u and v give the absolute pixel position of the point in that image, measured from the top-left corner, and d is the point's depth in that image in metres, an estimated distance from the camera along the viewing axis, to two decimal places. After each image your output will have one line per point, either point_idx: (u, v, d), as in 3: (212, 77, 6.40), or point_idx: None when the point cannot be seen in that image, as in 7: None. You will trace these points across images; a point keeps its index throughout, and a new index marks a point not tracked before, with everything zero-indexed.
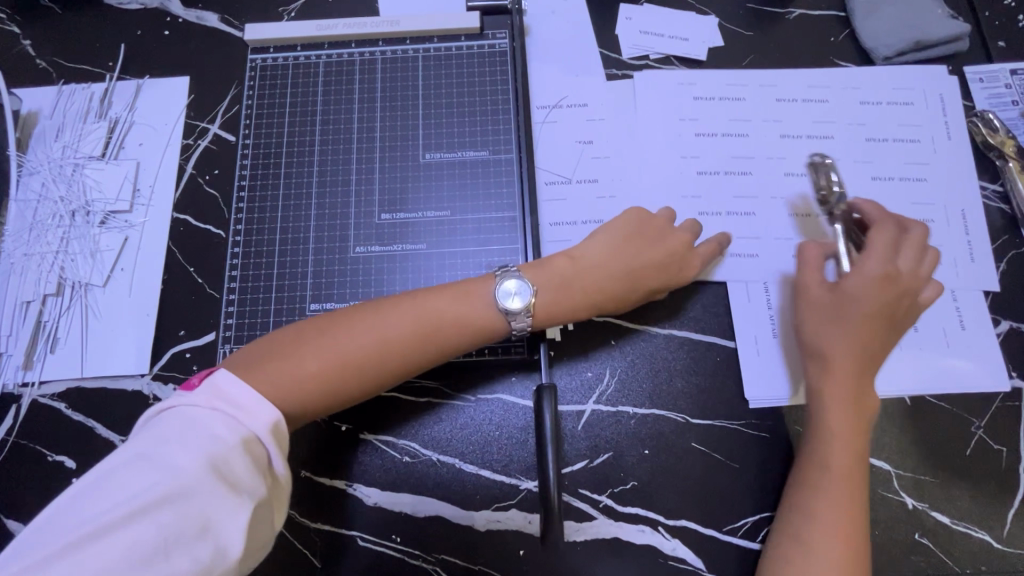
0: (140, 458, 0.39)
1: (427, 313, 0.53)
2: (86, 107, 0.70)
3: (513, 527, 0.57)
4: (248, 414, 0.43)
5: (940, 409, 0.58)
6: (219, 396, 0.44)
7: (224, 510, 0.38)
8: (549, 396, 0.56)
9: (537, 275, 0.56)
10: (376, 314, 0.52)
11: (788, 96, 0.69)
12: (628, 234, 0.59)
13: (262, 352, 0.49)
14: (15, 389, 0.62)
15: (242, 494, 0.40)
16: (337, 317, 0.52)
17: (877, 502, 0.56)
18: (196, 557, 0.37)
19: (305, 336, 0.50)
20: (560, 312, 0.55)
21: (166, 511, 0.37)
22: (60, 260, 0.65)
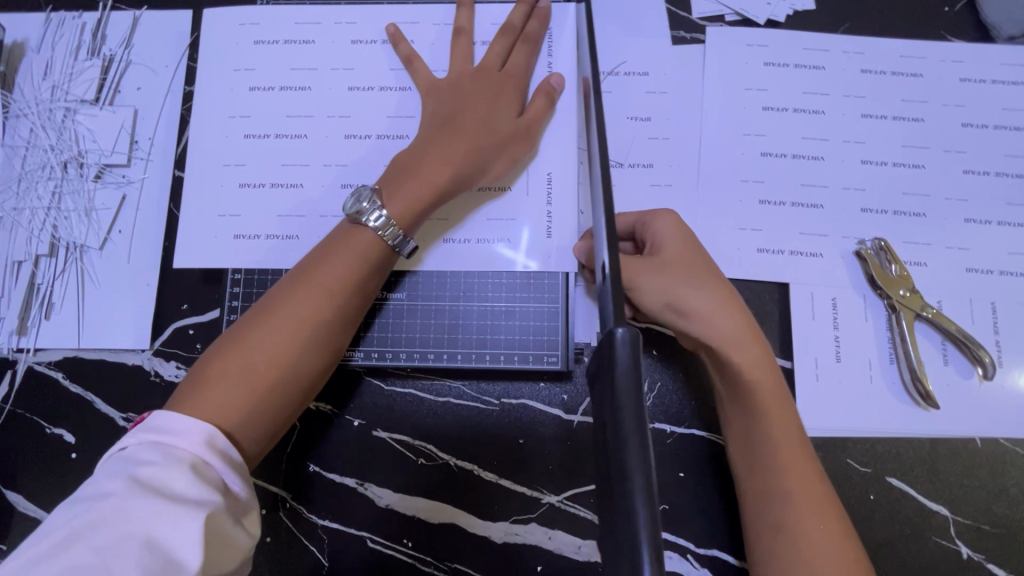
0: (81, 495, 0.37)
1: (307, 288, 0.47)
2: (76, 40, 0.62)
3: (531, 542, 0.53)
4: (181, 438, 0.39)
5: (1014, 455, 0.53)
6: (149, 425, 0.40)
7: (164, 522, 0.35)
8: (635, 354, 0.29)
9: (402, 192, 0.49)
10: (253, 336, 0.45)
11: (887, 76, 0.58)
12: (479, 111, 0.52)
13: (235, 364, 0.44)
14: (9, 355, 0.58)
15: (190, 505, 0.36)
16: (266, 352, 0.44)
17: (928, 549, 0.51)
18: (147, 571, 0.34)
19: (225, 358, 0.44)
20: (438, 186, 0.49)
21: (102, 530, 0.34)
22: (53, 217, 0.59)
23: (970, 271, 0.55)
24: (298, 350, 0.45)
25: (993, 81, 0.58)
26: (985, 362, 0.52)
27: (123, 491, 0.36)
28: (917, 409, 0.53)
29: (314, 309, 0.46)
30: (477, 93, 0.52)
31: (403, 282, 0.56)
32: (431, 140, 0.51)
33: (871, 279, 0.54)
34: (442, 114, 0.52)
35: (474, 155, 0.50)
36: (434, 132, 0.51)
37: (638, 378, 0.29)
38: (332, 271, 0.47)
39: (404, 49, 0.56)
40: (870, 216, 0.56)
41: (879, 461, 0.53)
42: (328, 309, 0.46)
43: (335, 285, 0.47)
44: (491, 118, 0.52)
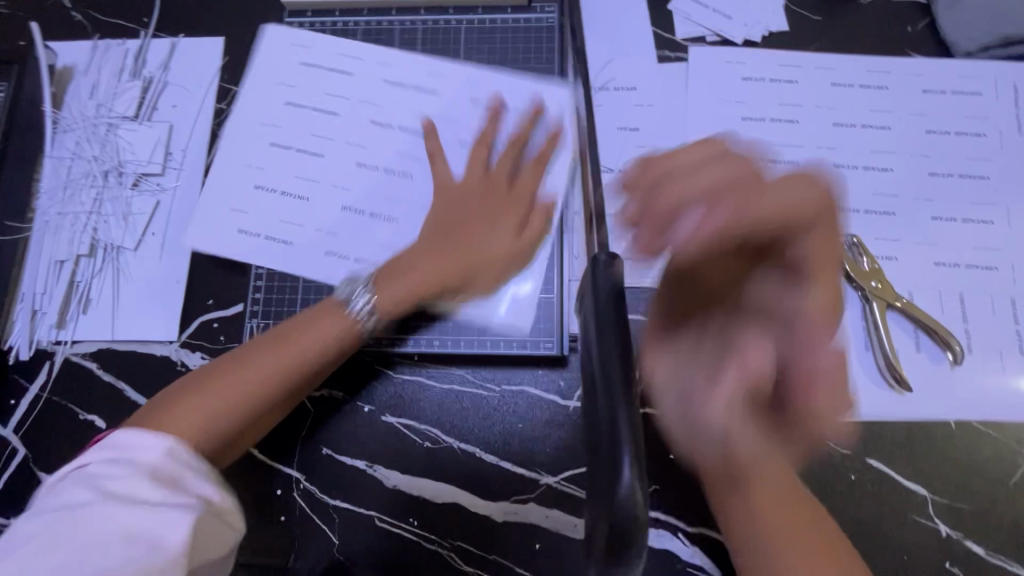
0: (50, 507, 0.38)
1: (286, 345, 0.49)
2: (120, 64, 0.69)
3: (530, 521, 0.56)
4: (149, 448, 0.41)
5: (988, 436, 0.56)
6: (105, 444, 0.42)
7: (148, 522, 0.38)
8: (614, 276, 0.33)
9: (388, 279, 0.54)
10: (223, 381, 0.47)
11: (855, 88, 0.64)
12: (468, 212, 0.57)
13: (197, 405, 0.45)
14: (48, 347, 0.63)
15: (171, 499, 0.39)
16: (230, 400, 0.46)
17: (907, 527, 0.54)
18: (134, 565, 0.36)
19: (193, 396, 0.46)
20: (420, 283, 0.53)
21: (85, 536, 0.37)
22: (93, 221, 0.65)
23: (938, 264, 0.59)
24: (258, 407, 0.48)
25: (953, 92, 0.63)
26: (954, 347, 0.55)
27: (99, 497, 0.38)
28: (893, 393, 0.56)
29: (286, 371, 0.49)
30: (488, 185, 0.58)
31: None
32: (430, 240, 0.56)
33: (845, 272, 0.59)
34: (445, 217, 0.57)
35: (458, 250, 0.55)
36: (439, 231, 0.56)
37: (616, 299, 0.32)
38: (313, 336, 0.50)
39: (431, 144, 0.61)
40: (842, 213, 0.60)
41: (859, 443, 0.56)
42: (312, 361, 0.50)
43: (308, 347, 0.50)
44: (478, 223, 0.56)
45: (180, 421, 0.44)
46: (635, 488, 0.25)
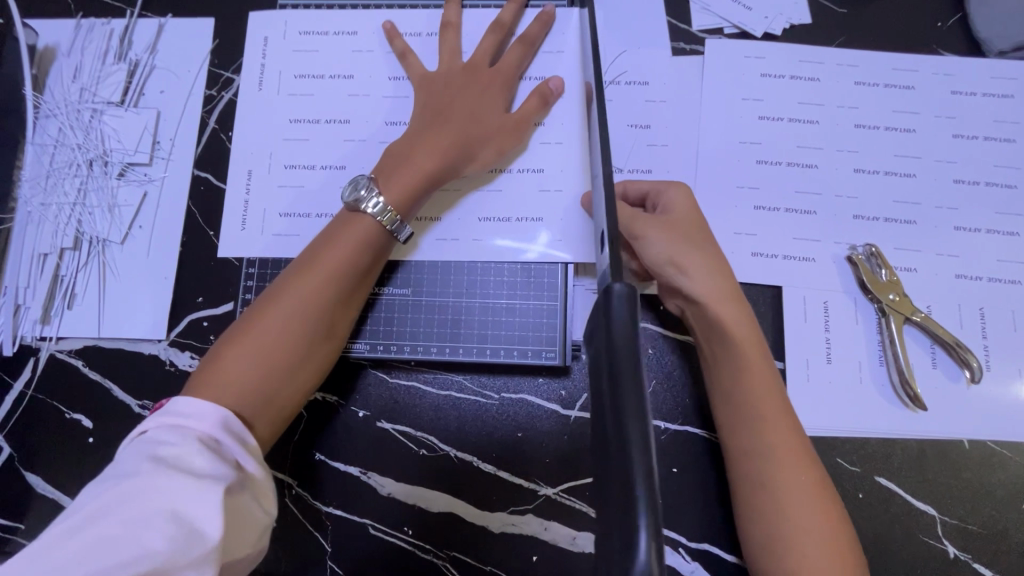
0: (105, 479, 0.39)
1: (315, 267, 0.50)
2: (104, 46, 0.65)
3: (528, 532, 0.55)
4: (195, 419, 0.42)
5: (1001, 457, 0.54)
6: (166, 410, 0.43)
7: (187, 496, 0.38)
8: (632, 311, 0.29)
9: (395, 171, 0.53)
10: (275, 307, 0.48)
11: (879, 88, 0.60)
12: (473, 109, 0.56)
13: (261, 338, 0.47)
14: (32, 343, 0.61)
15: (208, 480, 0.39)
16: (285, 325, 0.47)
17: (914, 547, 0.53)
18: (170, 541, 0.36)
19: (251, 329, 0.47)
20: (423, 181, 0.53)
21: (127, 507, 0.37)
22: (77, 213, 0.62)
23: (960, 277, 0.56)
24: (309, 326, 0.48)
25: (982, 94, 0.60)
26: (972, 365, 0.53)
27: (147, 468, 0.38)
28: (906, 410, 0.54)
29: (323, 287, 0.49)
30: (465, 86, 0.57)
31: (407, 279, 0.58)
32: (429, 125, 0.55)
33: (862, 284, 0.56)
34: (436, 101, 0.56)
35: (464, 145, 0.54)
36: (429, 118, 0.55)
37: (634, 334, 0.29)
38: (336, 253, 0.50)
39: (399, 44, 0.61)
40: (860, 220, 0.58)
41: (868, 461, 0.54)
42: (348, 270, 0.50)
43: (337, 263, 0.50)
44: (479, 111, 0.56)
45: (404, 179, 0.52)
46: (652, 563, 0.23)
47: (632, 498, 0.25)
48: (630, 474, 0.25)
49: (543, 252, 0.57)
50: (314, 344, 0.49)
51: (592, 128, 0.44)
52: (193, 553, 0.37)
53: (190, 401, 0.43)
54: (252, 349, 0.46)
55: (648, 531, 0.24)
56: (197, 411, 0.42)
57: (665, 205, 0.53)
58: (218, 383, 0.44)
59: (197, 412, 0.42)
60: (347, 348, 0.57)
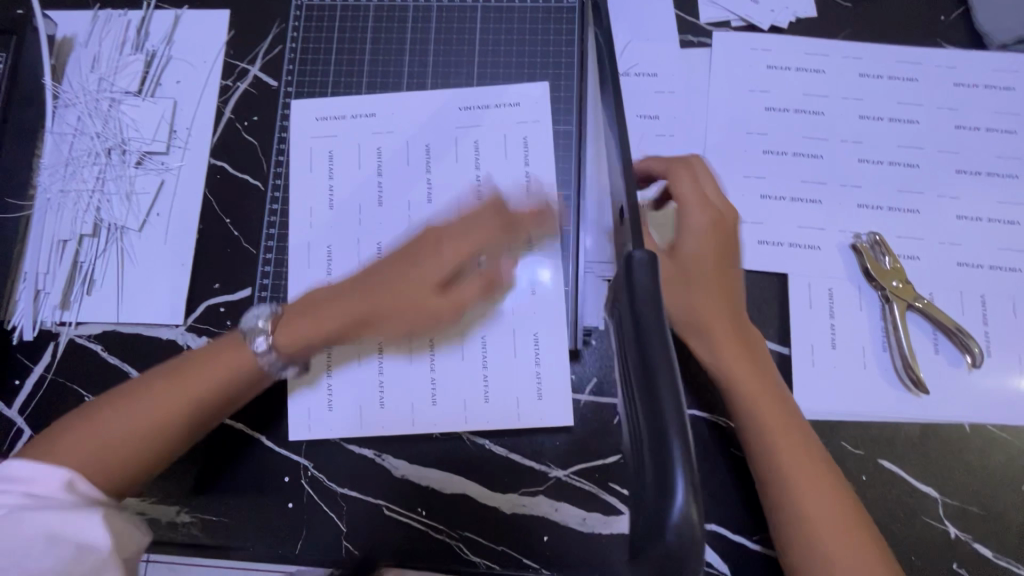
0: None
1: (231, 347, 0.49)
2: (122, 37, 0.66)
3: (539, 513, 0.56)
4: (37, 476, 0.40)
5: (1000, 440, 0.55)
6: (7, 476, 0.40)
7: (66, 519, 0.39)
8: (654, 275, 0.30)
9: None
10: (187, 379, 0.46)
11: (884, 81, 0.61)
12: None
13: (157, 407, 0.45)
14: (51, 327, 0.62)
15: (79, 502, 0.40)
16: (186, 401, 0.46)
17: (916, 527, 0.54)
18: (57, 558, 0.38)
19: (152, 395, 0.45)
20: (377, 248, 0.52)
21: (8, 535, 0.37)
22: (96, 200, 0.63)
23: (961, 265, 0.57)
24: (218, 407, 0.48)
25: (985, 86, 0.61)
26: (973, 350, 0.55)
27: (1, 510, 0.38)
28: (909, 395, 0.56)
29: (228, 369, 0.48)
30: None
31: None
32: None
33: (865, 271, 0.57)
34: None
35: None
36: None
37: (657, 301, 0.29)
38: (262, 319, 0.50)
39: None
40: (864, 208, 0.59)
41: (871, 444, 0.55)
42: (273, 352, 0.50)
43: (260, 338, 0.50)
44: None
45: None
46: (691, 508, 0.24)
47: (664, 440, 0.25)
48: (663, 421, 0.26)
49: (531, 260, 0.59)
50: (204, 422, 0.47)
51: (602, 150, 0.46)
52: (89, 561, 0.38)
53: (33, 466, 0.41)
54: (160, 403, 0.45)
55: (686, 480, 0.24)
56: (35, 474, 0.40)
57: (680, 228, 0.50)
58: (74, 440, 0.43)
59: (35, 475, 0.40)
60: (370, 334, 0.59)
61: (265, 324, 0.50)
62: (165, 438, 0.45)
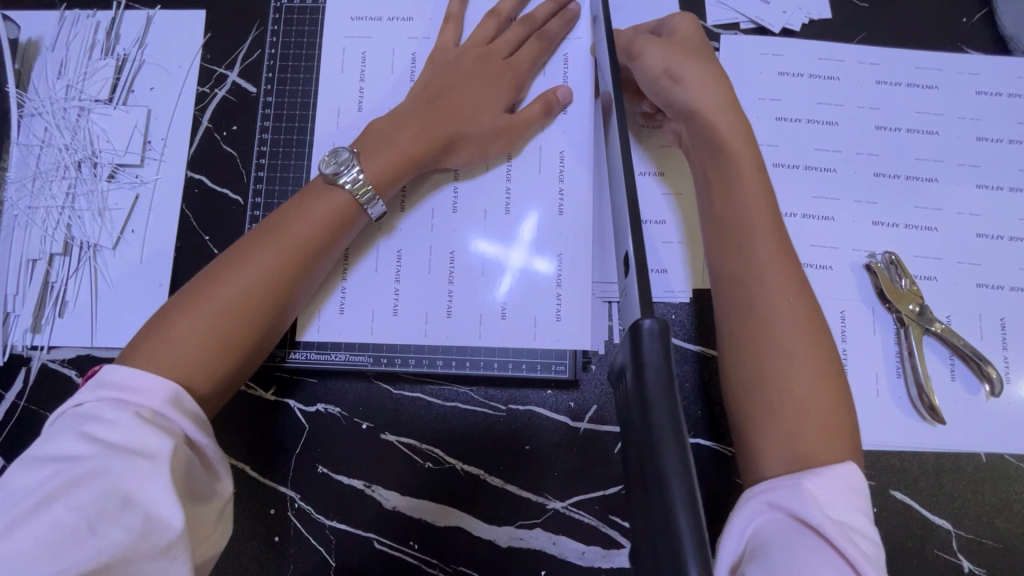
0: (37, 457, 0.36)
1: (281, 232, 0.47)
2: (90, 39, 0.62)
3: (536, 546, 0.54)
4: (142, 392, 0.38)
5: (1017, 468, 0.53)
6: (104, 382, 0.39)
7: (143, 480, 0.35)
8: (665, 347, 0.29)
9: (377, 145, 0.51)
10: (241, 263, 0.45)
11: (902, 88, 0.58)
12: (467, 98, 0.54)
13: (223, 309, 0.43)
14: (23, 352, 0.59)
15: (163, 459, 0.36)
16: (250, 298, 0.44)
17: (929, 561, 0.52)
18: (128, 529, 0.34)
19: (216, 287, 0.44)
20: (402, 171, 0.51)
21: (87, 488, 0.34)
22: (66, 216, 0.60)
23: (980, 286, 0.55)
24: (277, 290, 0.46)
25: (1008, 95, 0.57)
26: (992, 377, 0.52)
27: (93, 452, 0.35)
28: (923, 423, 0.53)
29: (283, 262, 0.46)
30: (472, 75, 0.54)
31: (405, 279, 0.54)
32: (421, 108, 0.53)
33: (879, 291, 0.55)
34: (434, 87, 0.54)
35: (451, 135, 0.52)
36: (422, 100, 0.53)
37: (667, 373, 0.29)
38: (303, 227, 0.47)
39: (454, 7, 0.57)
40: (878, 224, 0.56)
41: (883, 473, 0.53)
42: (332, 226, 0.48)
43: (309, 234, 0.47)
44: (474, 104, 0.53)
45: (388, 154, 0.51)
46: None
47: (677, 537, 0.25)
48: (676, 516, 0.25)
49: (524, 261, 0.54)
50: (264, 307, 0.45)
51: (611, 139, 0.43)
52: (155, 539, 0.34)
53: (125, 372, 0.39)
54: (268, 266, 0.45)
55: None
56: (145, 385, 0.39)
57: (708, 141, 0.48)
58: (179, 344, 0.41)
59: (139, 385, 0.39)
60: (330, 359, 0.56)
61: (315, 215, 0.48)
62: (260, 315, 0.45)
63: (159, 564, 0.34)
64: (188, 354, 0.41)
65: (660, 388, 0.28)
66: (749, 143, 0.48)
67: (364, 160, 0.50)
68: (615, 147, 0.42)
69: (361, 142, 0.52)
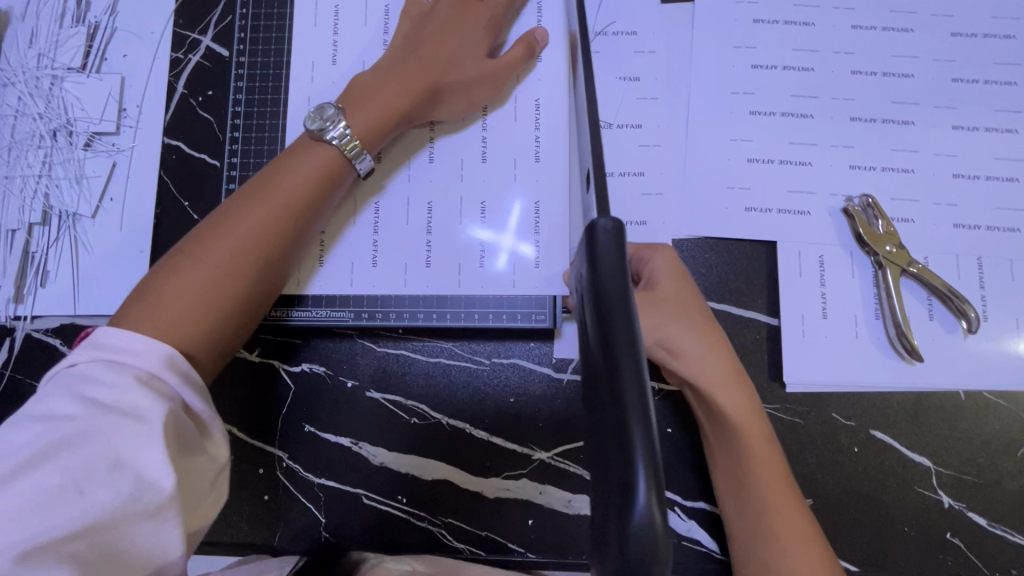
0: (27, 413, 0.35)
1: (269, 190, 0.46)
2: (61, 7, 0.62)
3: (523, 497, 0.55)
4: (134, 354, 0.38)
5: (995, 405, 0.54)
6: (97, 344, 0.38)
7: (135, 444, 0.34)
8: (618, 243, 0.29)
9: (360, 99, 0.51)
10: (230, 222, 0.44)
11: (877, 32, 0.58)
12: (447, 45, 0.53)
13: (218, 267, 0.43)
14: (6, 322, 0.59)
15: (156, 423, 0.35)
16: (244, 255, 0.44)
17: (910, 498, 0.53)
18: (119, 492, 0.34)
19: (206, 246, 0.43)
20: (388, 125, 0.51)
21: (79, 449, 0.34)
22: (44, 185, 0.59)
23: (958, 227, 0.55)
24: (269, 246, 0.45)
25: (983, 36, 0.57)
26: (970, 316, 0.52)
27: (85, 412, 0.34)
28: (902, 363, 0.53)
29: (274, 219, 0.46)
30: (450, 22, 0.54)
31: (383, 231, 0.55)
32: (400, 59, 0.52)
33: (856, 235, 0.55)
34: (412, 38, 0.53)
35: (434, 85, 0.52)
36: (401, 52, 0.53)
37: (622, 268, 0.29)
38: (291, 184, 0.47)
39: None
40: (855, 169, 0.56)
41: (863, 414, 0.54)
42: (320, 181, 0.48)
43: (298, 191, 0.47)
44: (454, 51, 0.53)
45: (372, 107, 0.50)
46: (652, 508, 0.23)
47: (630, 446, 0.23)
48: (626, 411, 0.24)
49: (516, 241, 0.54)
50: (259, 263, 0.45)
51: (579, 82, 0.43)
52: (145, 503, 0.34)
53: (120, 334, 0.39)
54: (260, 223, 0.45)
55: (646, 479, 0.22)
56: (140, 345, 0.38)
57: (651, 274, 0.50)
58: (173, 304, 0.41)
59: (134, 346, 0.38)
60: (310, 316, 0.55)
61: (304, 171, 0.47)
62: (254, 273, 0.44)
63: (150, 526, 0.34)
64: (183, 311, 0.41)
65: (614, 285, 0.28)
66: (677, 270, 0.50)
67: (349, 115, 0.50)
68: (579, 92, 0.43)
69: (344, 98, 0.51)
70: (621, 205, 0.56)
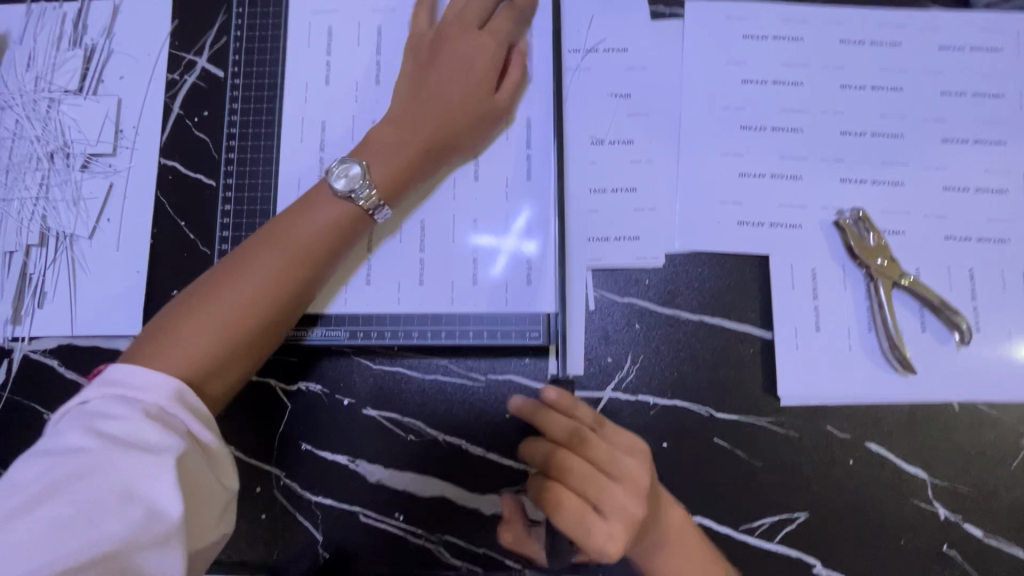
0: (37, 450, 0.36)
1: (284, 236, 0.47)
2: (58, 31, 0.62)
3: (520, 512, 0.55)
4: (143, 391, 0.38)
5: (990, 417, 0.54)
6: (108, 383, 0.39)
7: (142, 474, 0.35)
8: None
9: (376, 154, 0.51)
10: (245, 265, 0.45)
11: (866, 47, 0.58)
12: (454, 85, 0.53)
13: (228, 312, 0.43)
14: (5, 343, 0.59)
15: (162, 453, 0.36)
16: (255, 302, 0.44)
17: (906, 510, 0.53)
18: (128, 521, 0.33)
19: (219, 289, 0.44)
20: (408, 177, 0.51)
21: (87, 481, 0.34)
22: (41, 207, 0.60)
23: (948, 238, 0.55)
24: (282, 294, 0.46)
25: (970, 49, 0.58)
26: (962, 327, 0.52)
27: (92, 446, 0.35)
28: (895, 375, 0.54)
29: (288, 267, 0.46)
30: (452, 55, 0.54)
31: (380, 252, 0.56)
32: (410, 107, 0.53)
33: (848, 248, 0.55)
34: (418, 83, 0.54)
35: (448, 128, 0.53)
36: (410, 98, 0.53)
37: None
38: (305, 230, 0.48)
39: None
40: (845, 182, 0.56)
41: (859, 427, 0.54)
42: (335, 230, 0.49)
43: (311, 238, 0.48)
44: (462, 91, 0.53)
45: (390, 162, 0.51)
46: None
47: None
48: None
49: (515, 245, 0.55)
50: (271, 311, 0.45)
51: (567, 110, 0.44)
52: (153, 531, 0.34)
53: (129, 371, 0.39)
54: (275, 270, 0.46)
55: None
56: (149, 383, 0.39)
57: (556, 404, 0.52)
58: (183, 346, 0.42)
59: (142, 385, 0.39)
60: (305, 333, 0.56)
61: (319, 216, 0.48)
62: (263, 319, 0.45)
63: (158, 554, 0.34)
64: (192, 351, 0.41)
65: None
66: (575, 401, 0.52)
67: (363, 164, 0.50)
68: None
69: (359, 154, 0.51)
70: (614, 221, 0.57)
